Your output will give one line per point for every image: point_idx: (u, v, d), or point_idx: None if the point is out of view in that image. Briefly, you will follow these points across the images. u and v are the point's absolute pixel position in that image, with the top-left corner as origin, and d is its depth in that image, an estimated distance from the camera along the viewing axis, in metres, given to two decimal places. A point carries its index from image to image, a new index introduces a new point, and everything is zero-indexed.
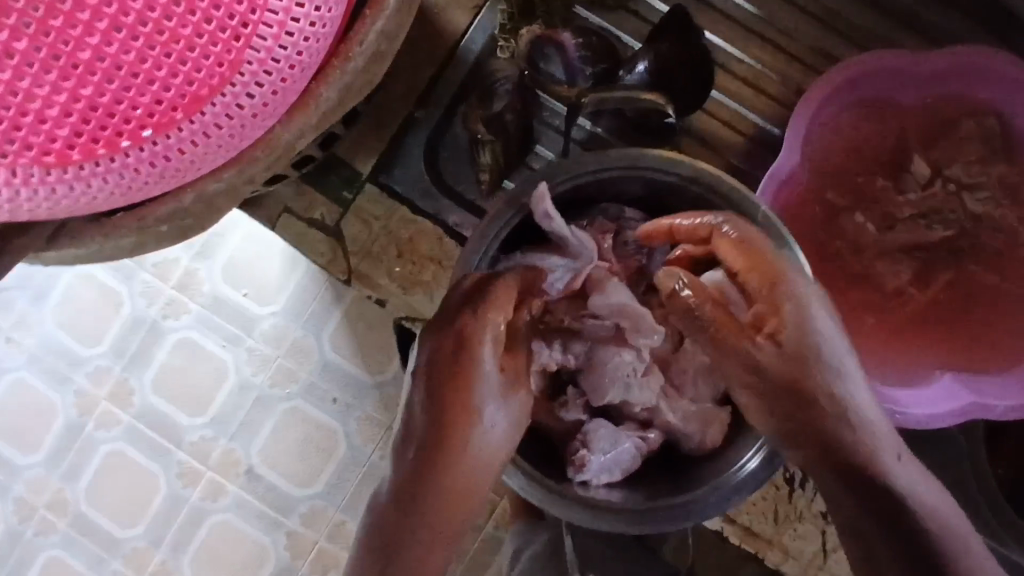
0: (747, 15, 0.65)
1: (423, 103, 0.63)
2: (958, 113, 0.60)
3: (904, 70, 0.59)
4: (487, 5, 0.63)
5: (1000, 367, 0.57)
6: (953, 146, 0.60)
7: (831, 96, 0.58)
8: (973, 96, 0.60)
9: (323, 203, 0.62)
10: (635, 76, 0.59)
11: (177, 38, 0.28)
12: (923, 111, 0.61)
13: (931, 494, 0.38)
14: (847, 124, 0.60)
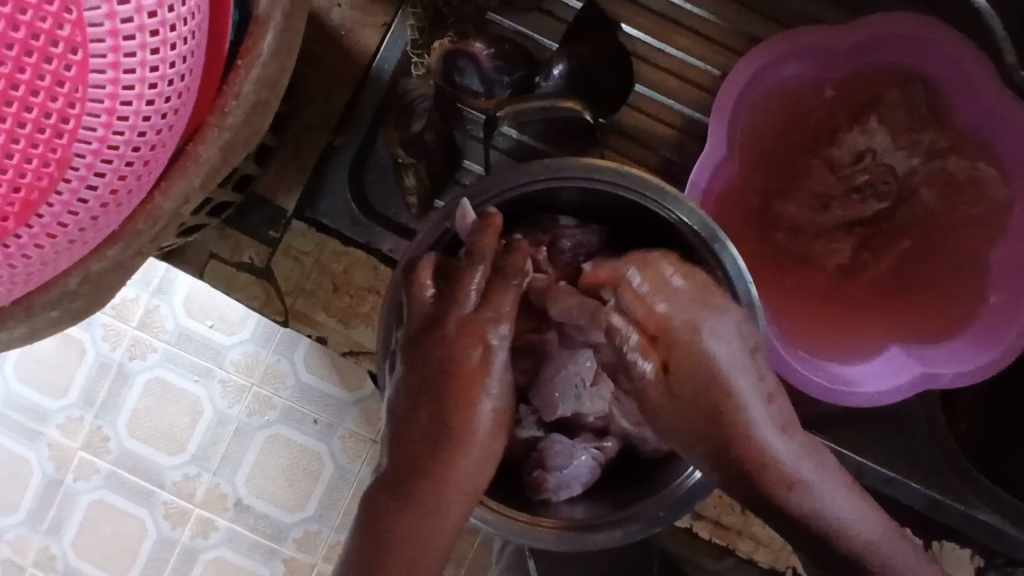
0: (662, 3, 0.64)
1: (341, 130, 0.60)
2: (880, 84, 0.60)
3: (823, 46, 0.58)
4: (396, 21, 0.61)
5: (946, 336, 0.58)
6: (881, 117, 0.60)
7: (753, 78, 0.58)
8: (891, 64, 0.60)
9: (250, 245, 0.60)
10: (552, 82, 0.58)
11: (13, 142, 0.35)
12: (846, 84, 0.61)
13: (839, 511, 0.44)
14: (773, 104, 0.60)
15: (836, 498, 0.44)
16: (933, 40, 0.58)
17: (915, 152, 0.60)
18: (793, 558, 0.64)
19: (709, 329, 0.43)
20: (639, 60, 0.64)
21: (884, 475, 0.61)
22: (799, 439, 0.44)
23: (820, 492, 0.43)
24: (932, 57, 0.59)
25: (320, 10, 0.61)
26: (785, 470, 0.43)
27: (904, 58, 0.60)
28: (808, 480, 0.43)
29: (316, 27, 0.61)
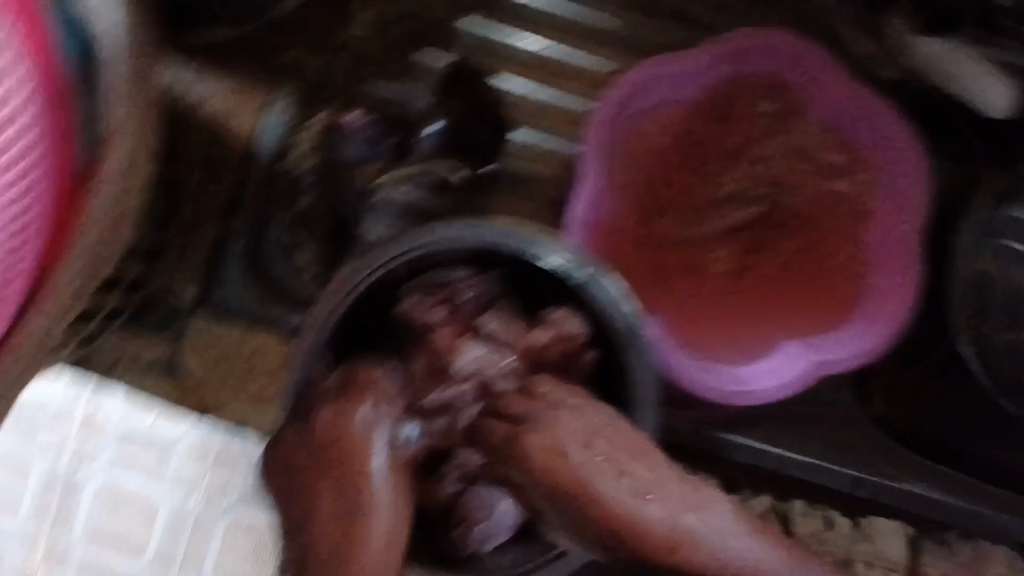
0: (526, 53, 0.68)
1: (229, 218, 0.62)
2: (739, 95, 0.64)
3: (678, 69, 0.62)
4: (271, 102, 0.63)
5: (833, 322, 0.61)
6: (743, 126, 0.64)
7: (617, 108, 0.61)
8: (747, 77, 0.64)
9: (153, 345, 0.61)
10: (428, 140, 0.59)
11: None
12: (710, 100, 0.64)
13: (727, 552, 0.44)
14: (646, 129, 0.63)
15: (721, 538, 0.44)
16: (776, 51, 0.64)
17: (781, 154, 0.64)
18: None
19: (540, 442, 0.45)
20: (514, 108, 0.67)
21: (801, 462, 0.65)
22: (676, 499, 0.44)
23: (705, 545, 0.44)
24: (779, 66, 0.64)
25: (190, 102, 0.61)
26: (662, 539, 0.43)
27: (757, 70, 0.64)
28: (688, 538, 0.44)
29: (188, 119, 0.61)
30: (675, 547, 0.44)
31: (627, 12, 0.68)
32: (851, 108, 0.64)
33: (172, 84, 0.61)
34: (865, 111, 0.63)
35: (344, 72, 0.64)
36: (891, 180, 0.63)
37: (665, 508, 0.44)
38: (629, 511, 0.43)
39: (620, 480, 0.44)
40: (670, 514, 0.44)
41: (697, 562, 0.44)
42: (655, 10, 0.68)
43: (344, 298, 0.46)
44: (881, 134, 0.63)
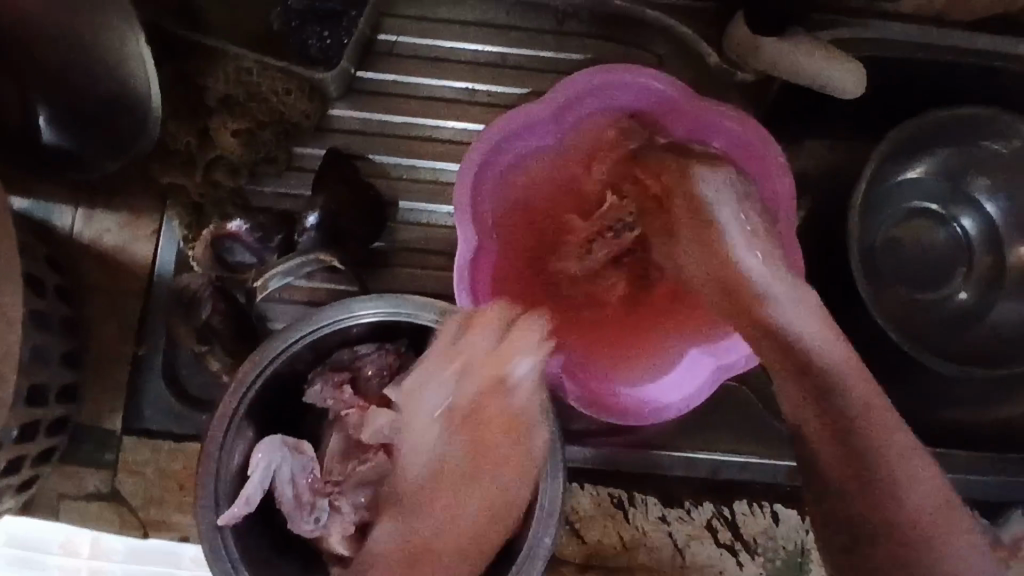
0: (397, 126, 0.72)
1: (142, 339, 0.66)
2: (594, 132, 0.67)
3: (528, 124, 0.64)
4: (163, 225, 0.67)
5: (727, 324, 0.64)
6: (605, 161, 0.67)
7: (480, 172, 0.63)
8: (597, 113, 0.67)
9: (90, 475, 0.64)
10: (308, 235, 0.64)
11: None
12: (567, 143, 0.68)
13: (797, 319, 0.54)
14: (513, 185, 0.67)
15: (800, 317, 0.54)
16: (619, 82, 0.65)
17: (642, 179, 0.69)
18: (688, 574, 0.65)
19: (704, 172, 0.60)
20: (396, 180, 0.72)
21: (736, 463, 0.66)
22: (797, 286, 0.56)
23: (781, 305, 0.55)
24: (625, 96, 0.66)
25: (93, 239, 0.67)
26: (774, 310, 0.55)
27: (609, 106, 0.66)
28: (775, 298, 0.56)
29: (93, 255, 0.67)
30: (802, 322, 0.54)
31: (482, 72, 0.74)
32: (714, 125, 0.65)
33: (72, 226, 0.67)
34: (724, 126, 0.65)
35: (225, 184, 0.67)
36: (758, 186, 0.65)
37: (774, 277, 0.56)
38: (778, 257, 0.57)
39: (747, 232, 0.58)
40: (793, 291, 0.56)
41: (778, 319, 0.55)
42: (507, 65, 0.74)
43: (255, 375, 0.55)
44: (746, 141, 0.65)
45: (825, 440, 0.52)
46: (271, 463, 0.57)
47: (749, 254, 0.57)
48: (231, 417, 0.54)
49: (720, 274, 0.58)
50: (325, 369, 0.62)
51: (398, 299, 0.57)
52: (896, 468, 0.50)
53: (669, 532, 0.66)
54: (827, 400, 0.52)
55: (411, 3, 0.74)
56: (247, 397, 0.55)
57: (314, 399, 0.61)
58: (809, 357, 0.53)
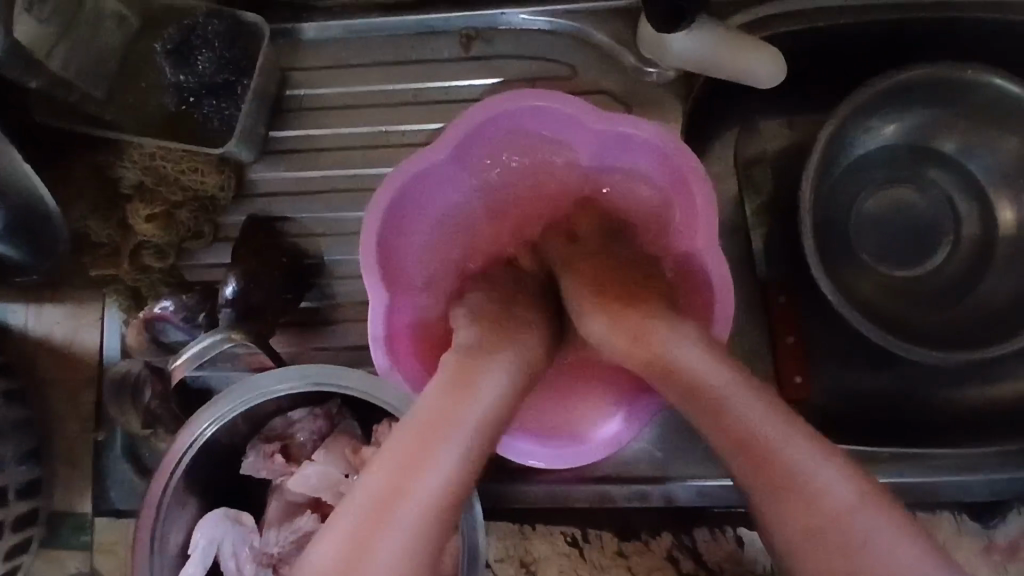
0: (314, 179, 0.71)
1: (100, 425, 0.68)
2: (514, 150, 0.66)
3: (443, 152, 0.61)
4: (106, 310, 0.70)
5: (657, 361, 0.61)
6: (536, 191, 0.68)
7: (392, 211, 0.61)
8: (515, 131, 0.64)
9: (71, 557, 0.68)
10: (227, 305, 0.63)
11: None
12: (486, 165, 0.66)
13: (684, 350, 0.51)
14: (432, 216, 0.66)
15: (685, 345, 0.51)
16: (538, 100, 0.61)
17: (555, 186, 0.68)
18: None
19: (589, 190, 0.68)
20: (318, 236, 0.70)
21: (694, 487, 0.62)
22: (719, 361, 0.50)
23: (667, 336, 0.52)
24: (544, 114, 0.62)
25: (44, 334, 0.70)
26: (698, 377, 0.49)
27: (515, 130, 0.64)
28: (660, 332, 0.52)
29: (47, 350, 0.70)
30: (733, 394, 0.48)
31: (393, 110, 0.71)
32: (619, 135, 0.62)
33: (26, 324, 0.70)
34: (632, 137, 0.62)
35: (154, 266, 0.68)
36: (677, 193, 0.63)
37: (693, 351, 0.51)
38: (699, 334, 0.53)
39: (623, 271, 0.58)
40: (716, 360, 0.50)
41: (664, 350, 0.51)
42: (417, 100, 0.71)
43: (181, 455, 0.57)
44: (658, 148, 0.61)
45: (758, 487, 0.45)
46: (212, 539, 0.59)
47: (664, 335, 0.52)
48: (161, 496, 0.56)
49: (648, 361, 0.52)
50: (258, 439, 0.63)
51: (309, 366, 0.57)
52: (819, 488, 0.43)
53: (629, 567, 0.64)
54: (727, 429, 0.47)
55: (315, 55, 0.73)
56: (177, 474, 0.57)
57: (250, 470, 0.62)
58: (737, 424, 0.46)
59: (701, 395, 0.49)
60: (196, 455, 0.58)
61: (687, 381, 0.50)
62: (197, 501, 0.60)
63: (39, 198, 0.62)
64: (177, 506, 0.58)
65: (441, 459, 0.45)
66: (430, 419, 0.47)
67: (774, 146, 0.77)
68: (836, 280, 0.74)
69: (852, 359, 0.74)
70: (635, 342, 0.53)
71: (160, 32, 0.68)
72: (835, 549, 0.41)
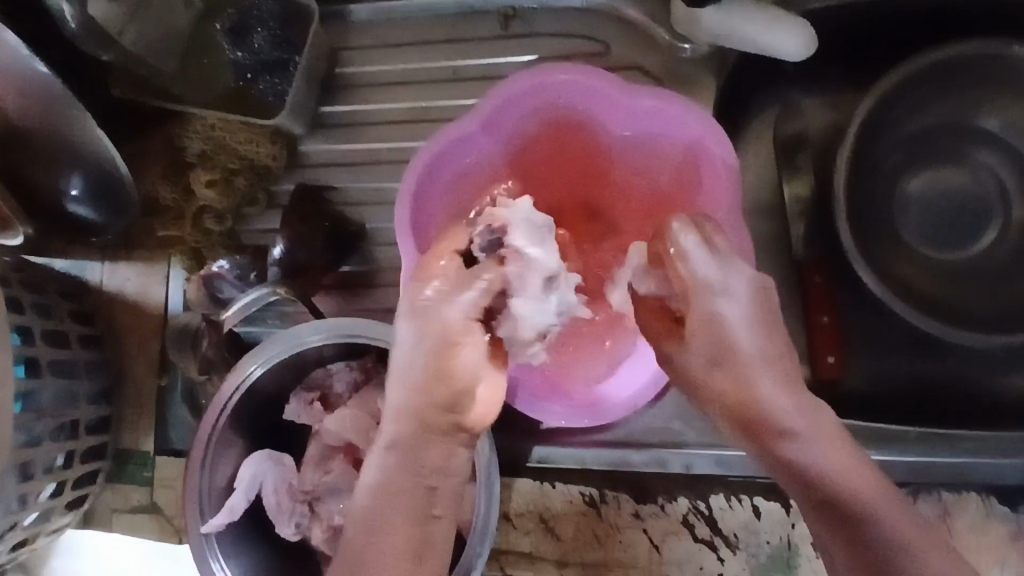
0: (359, 152, 0.76)
1: (164, 371, 0.75)
2: (545, 119, 0.69)
3: (475, 123, 0.65)
4: (171, 268, 0.77)
5: (759, 322, 0.52)
6: (571, 150, 0.71)
7: (431, 171, 0.65)
8: (543, 103, 0.67)
9: (133, 490, 0.74)
10: (275, 261, 0.70)
11: None
12: (521, 131, 0.69)
13: (758, 383, 0.51)
14: (472, 177, 0.69)
15: (761, 381, 0.51)
16: (553, 73, 0.65)
17: (591, 144, 0.70)
18: (667, 570, 0.64)
19: (625, 144, 0.69)
20: (361, 206, 0.75)
21: (709, 457, 0.64)
22: (762, 326, 0.52)
23: (743, 366, 0.51)
24: (565, 84, 0.65)
25: (119, 289, 0.78)
26: (765, 409, 0.51)
27: (549, 101, 0.67)
28: (740, 364, 0.52)
29: (119, 302, 0.78)
30: (767, 366, 0.51)
31: (433, 85, 0.75)
32: (636, 100, 0.64)
33: (101, 280, 0.78)
34: (659, 113, 0.65)
35: (214, 230, 0.74)
36: (701, 166, 0.65)
37: (741, 312, 0.52)
38: (751, 294, 0.53)
39: (729, 276, 0.53)
40: (758, 327, 0.52)
41: (739, 373, 0.52)
42: (456, 77, 0.75)
43: (231, 394, 0.62)
44: (694, 135, 0.64)
45: (787, 478, 0.50)
46: (256, 476, 0.64)
47: (712, 287, 0.53)
48: (207, 433, 0.61)
49: (697, 331, 0.53)
50: (300, 389, 0.68)
51: (341, 319, 0.61)
52: (844, 474, 0.47)
53: (645, 530, 0.65)
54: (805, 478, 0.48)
55: (364, 35, 0.78)
56: (224, 412, 0.62)
57: (291, 416, 0.67)
58: (814, 466, 0.48)
59: (774, 432, 0.50)
60: (244, 395, 0.63)
61: (754, 415, 0.51)
62: (244, 440, 0.66)
63: (114, 170, 0.71)
64: (227, 441, 0.63)
65: (414, 488, 0.48)
66: (396, 439, 0.48)
67: (811, 124, 0.77)
68: (875, 259, 0.72)
69: (884, 339, 0.74)
70: (715, 367, 0.53)
71: (223, 14, 0.74)
72: (863, 538, 0.45)
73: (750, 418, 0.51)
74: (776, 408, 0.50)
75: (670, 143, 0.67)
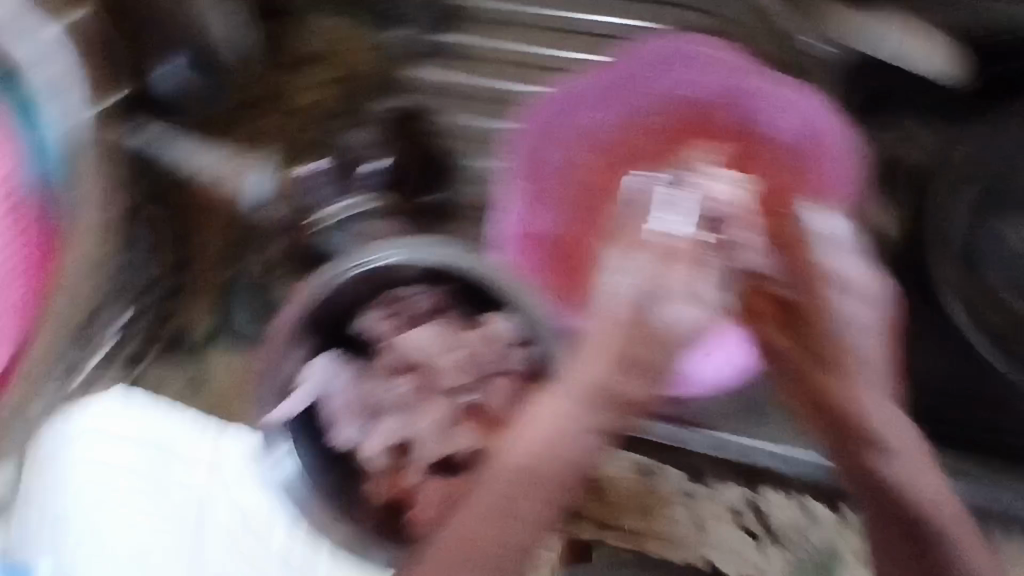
0: (469, 90, 0.78)
1: (234, 261, 0.75)
2: (658, 96, 0.72)
3: (595, 83, 0.70)
4: None
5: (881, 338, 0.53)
6: (679, 132, 0.72)
7: (545, 126, 0.71)
8: (660, 79, 0.71)
9: (181, 370, 0.74)
10: (370, 177, 0.70)
11: None
12: (634, 105, 0.72)
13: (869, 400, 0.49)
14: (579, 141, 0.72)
15: (870, 397, 0.49)
16: (677, 47, 0.69)
17: (699, 129, 0.72)
18: (705, 550, 0.64)
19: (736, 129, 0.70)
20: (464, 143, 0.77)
21: (768, 451, 0.64)
22: (883, 339, 0.53)
23: (854, 372, 0.50)
24: (686, 62, 0.70)
25: None
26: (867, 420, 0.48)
27: (665, 78, 0.71)
28: (854, 369, 0.50)
29: None
30: (873, 380, 0.51)
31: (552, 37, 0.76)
32: (750, 84, 0.69)
33: None
34: (778, 99, 0.68)
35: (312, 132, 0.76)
36: (816, 154, 0.67)
37: (869, 315, 0.53)
38: (874, 305, 0.53)
39: (862, 282, 0.53)
40: (878, 336, 0.53)
41: (846, 380, 0.50)
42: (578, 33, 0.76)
43: (321, 287, 0.62)
44: (808, 121, 0.67)
45: (869, 492, 0.49)
46: (319, 381, 0.63)
47: (842, 287, 0.53)
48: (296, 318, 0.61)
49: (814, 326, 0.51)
50: (380, 303, 0.65)
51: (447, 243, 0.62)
52: (931, 499, 0.47)
53: (689, 507, 0.65)
54: (893, 503, 0.47)
55: None
56: (309, 303, 0.62)
57: (363, 327, 0.65)
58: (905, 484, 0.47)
59: (874, 448, 0.48)
60: (334, 291, 0.62)
61: (855, 429, 0.48)
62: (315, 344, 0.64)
63: None
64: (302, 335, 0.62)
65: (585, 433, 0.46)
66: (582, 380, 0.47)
67: None
68: None
69: None
70: (822, 371, 0.50)
71: None
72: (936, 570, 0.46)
73: (849, 429, 0.49)
74: (877, 423, 0.48)
75: (783, 134, 0.69)
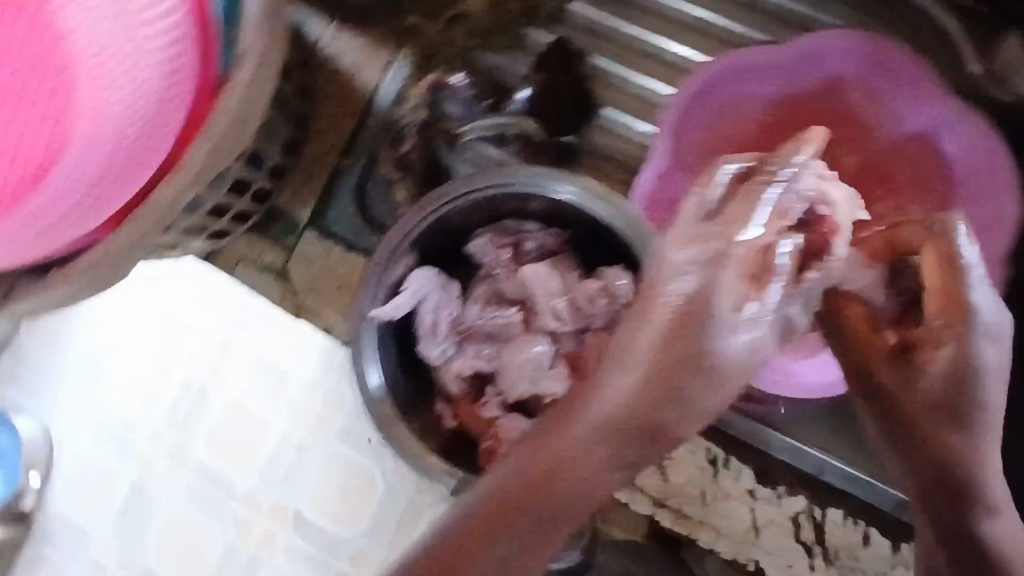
0: (629, 36, 0.71)
1: (347, 154, 0.72)
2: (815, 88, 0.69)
3: (756, 65, 0.66)
4: (396, 60, 0.72)
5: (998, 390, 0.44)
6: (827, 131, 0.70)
7: (699, 96, 0.66)
8: (821, 72, 0.68)
9: (270, 250, 0.73)
10: (520, 102, 0.69)
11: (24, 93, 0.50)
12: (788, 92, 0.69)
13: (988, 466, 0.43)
14: (727, 118, 0.69)
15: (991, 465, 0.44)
16: (847, 44, 0.65)
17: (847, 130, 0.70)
18: (755, 552, 0.64)
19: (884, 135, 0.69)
20: (607, 89, 0.70)
21: (845, 473, 0.63)
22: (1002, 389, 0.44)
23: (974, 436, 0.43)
24: (852, 60, 0.66)
25: (331, 57, 0.72)
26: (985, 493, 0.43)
27: (826, 71, 0.68)
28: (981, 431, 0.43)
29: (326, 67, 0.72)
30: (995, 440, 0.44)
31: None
32: (913, 92, 0.66)
33: (318, 40, 0.72)
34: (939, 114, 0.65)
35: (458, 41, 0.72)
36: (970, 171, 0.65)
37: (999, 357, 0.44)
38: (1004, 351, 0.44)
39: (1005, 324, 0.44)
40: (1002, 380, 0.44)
41: (966, 445, 0.43)
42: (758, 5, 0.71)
43: (445, 199, 0.58)
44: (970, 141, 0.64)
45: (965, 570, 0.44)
46: (420, 290, 0.61)
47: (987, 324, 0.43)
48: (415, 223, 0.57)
49: (949, 375, 0.43)
50: (490, 231, 0.63)
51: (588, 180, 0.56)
52: None
53: (751, 508, 0.64)
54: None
55: None
56: (430, 216, 0.58)
57: (475, 251, 0.63)
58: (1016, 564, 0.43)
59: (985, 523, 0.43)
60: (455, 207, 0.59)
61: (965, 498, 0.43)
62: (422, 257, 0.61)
63: None
64: (414, 246, 0.59)
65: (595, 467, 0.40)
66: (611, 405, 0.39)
67: None
68: None
69: None
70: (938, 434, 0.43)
71: None
72: None
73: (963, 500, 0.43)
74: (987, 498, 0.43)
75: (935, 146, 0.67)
